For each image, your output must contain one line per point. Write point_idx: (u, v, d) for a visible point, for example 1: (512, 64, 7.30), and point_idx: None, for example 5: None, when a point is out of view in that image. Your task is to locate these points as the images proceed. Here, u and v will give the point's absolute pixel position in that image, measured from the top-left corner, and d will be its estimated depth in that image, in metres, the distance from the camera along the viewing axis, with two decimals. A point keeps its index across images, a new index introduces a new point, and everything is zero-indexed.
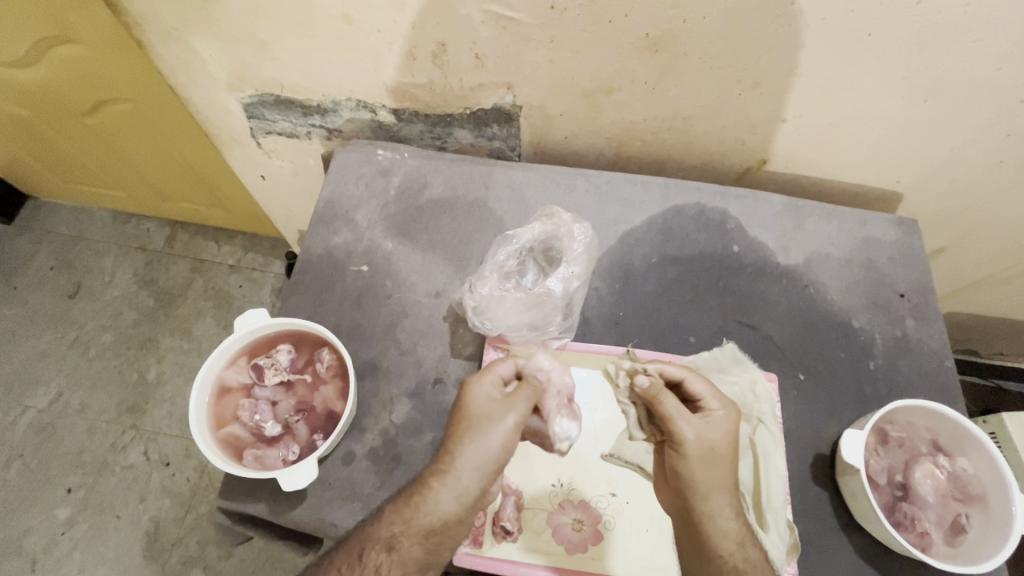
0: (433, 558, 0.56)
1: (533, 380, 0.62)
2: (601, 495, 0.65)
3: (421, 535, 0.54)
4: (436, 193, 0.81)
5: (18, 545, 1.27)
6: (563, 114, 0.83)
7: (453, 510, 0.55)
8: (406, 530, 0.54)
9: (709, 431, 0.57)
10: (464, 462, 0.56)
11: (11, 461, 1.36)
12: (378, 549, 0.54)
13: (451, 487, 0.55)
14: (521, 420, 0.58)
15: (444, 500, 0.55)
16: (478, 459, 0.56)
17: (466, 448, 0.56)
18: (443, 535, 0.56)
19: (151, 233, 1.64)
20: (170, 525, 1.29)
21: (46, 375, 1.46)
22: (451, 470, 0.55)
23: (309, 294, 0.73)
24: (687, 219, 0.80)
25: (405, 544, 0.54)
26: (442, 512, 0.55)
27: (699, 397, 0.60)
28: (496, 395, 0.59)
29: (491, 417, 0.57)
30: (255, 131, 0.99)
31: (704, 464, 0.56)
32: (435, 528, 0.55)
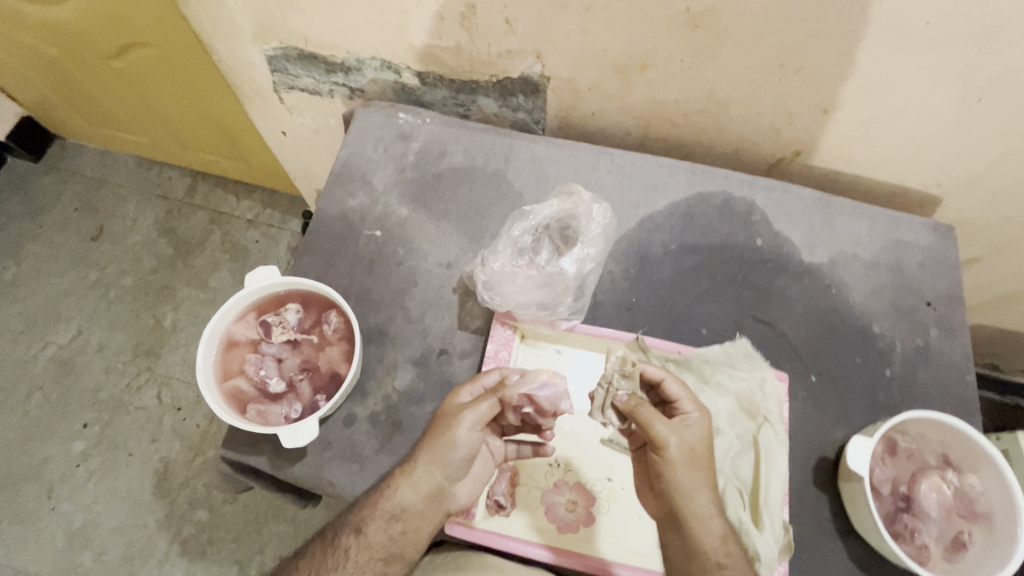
0: (398, 549, 0.57)
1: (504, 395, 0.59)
2: (597, 478, 0.64)
3: (385, 521, 0.57)
4: (455, 161, 0.79)
5: (37, 472, 1.33)
6: (592, 89, 0.80)
7: (413, 501, 0.57)
8: (371, 518, 0.57)
9: (688, 432, 0.55)
10: (423, 459, 0.58)
11: (31, 393, 1.41)
12: (348, 533, 0.57)
13: (410, 480, 0.57)
14: (478, 418, 0.58)
15: (402, 490, 0.57)
16: (439, 458, 0.58)
17: (427, 447, 0.58)
18: (406, 525, 0.57)
19: (173, 182, 1.66)
20: (180, 466, 1.34)
21: (67, 313, 1.50)
22: (411, 463, 0.58)
23: (320, 255, 0.73)
24: (711, 208, 0.77)
25: (370, 530, 0.56)
26: (401, 501, 0.57)
27: (675, 399, 0.57)
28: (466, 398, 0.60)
29: (451, 417, 0.59)
30: (278, 85, 0.98)
31: (691, 465, 0.53)
32: (398, 515, 0.57)
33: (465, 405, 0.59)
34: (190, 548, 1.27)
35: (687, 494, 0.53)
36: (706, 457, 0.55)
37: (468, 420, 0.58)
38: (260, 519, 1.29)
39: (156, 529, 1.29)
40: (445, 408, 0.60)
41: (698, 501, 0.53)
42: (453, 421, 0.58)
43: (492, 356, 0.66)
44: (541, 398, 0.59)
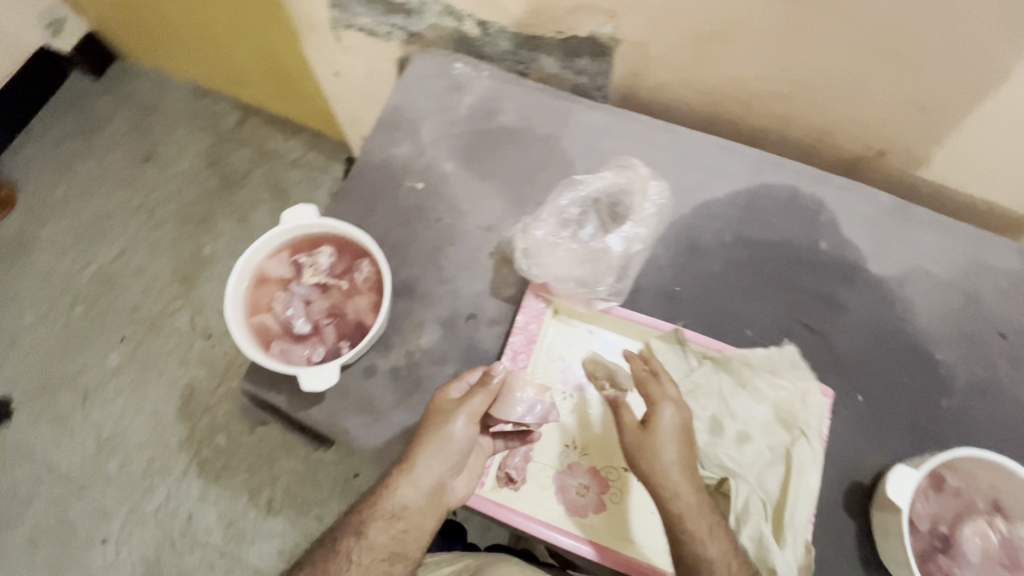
0: (400, 549, 0.55)
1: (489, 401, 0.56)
2: (613, 467, 0.61)
3: (386, 521, 0.55)
4: (507, 121, 0.75)
5: (74, 377, 1.40)
6: (663, 58, 0.74)
7: (414, 498, 0.55)
8: (372, 518, 0.55)
9: (656, 439, 0.53)
10: (423, 457, 0.55)
11: (75, 303, 1.47)
12: (350, 536, 0.55)
13: (410, 478, 0.55)
14: (469, 420, 0.55)
15: (402, 488, 0.55)
16: (439, 458, 0.55)
17: (424, 448, 0.55)
18: (407, 523, 0.55)
19: (223, 113, 1.66)
20: (205, 391, 1.39)
21: (113, 230, 1.54)
22: (410, 461, 0.55)
23: (359, 201, 0.71)
24: (774, 201, 0.72)
25: (372, 530, 0.55)
26: (402, 498, 0.55)
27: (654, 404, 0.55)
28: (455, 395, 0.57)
29: (445, 415, 0.56)
30: (336, 22, 0.95)
31: (659, 470, 0.52)
32: (399, 513, 0.55)
33: (454, 403, 0.56)
34: (208, 470, 1.33)
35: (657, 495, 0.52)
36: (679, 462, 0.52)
37: (466, 420, 0.55)
38: (274, 453, 1.34)
39: (177, 448, 1.34)
40: (437, 404, 0.56)
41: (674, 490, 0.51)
42: (449, 420, 0.55)
43: (522, 328, 0.63)
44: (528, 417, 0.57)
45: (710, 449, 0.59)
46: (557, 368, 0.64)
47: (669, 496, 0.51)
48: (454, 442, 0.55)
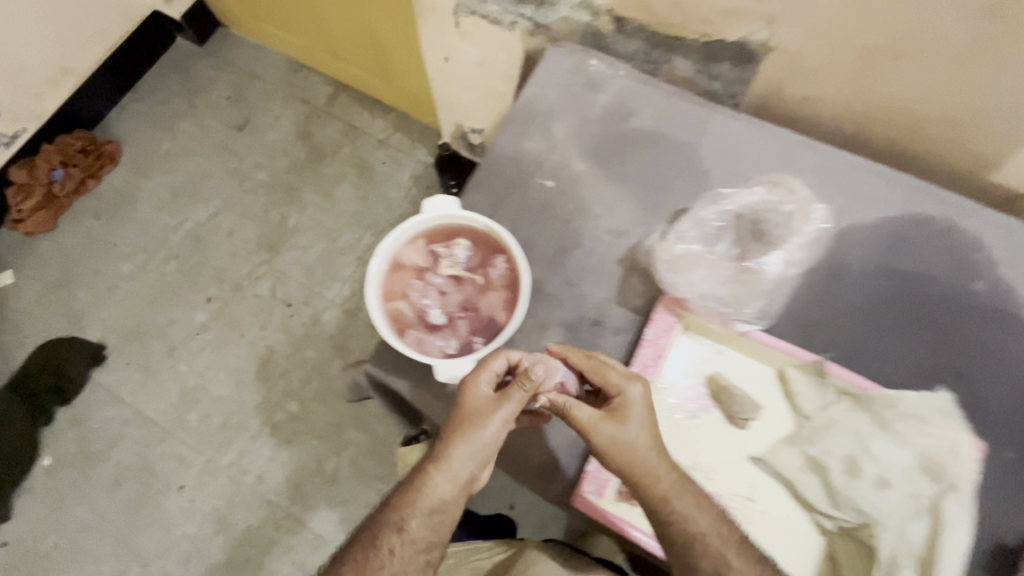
0: (439, 538, 0.57)
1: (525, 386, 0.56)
2: (736, 495, 0.59)
3: (426, 515, 0.56)
4: (643, 123, 0.73)
5: (163, 330, 1.47)
6: (818, 69, 0.70)
7: (450, 490, 0.56)
8: (412, 514, 0.56)
9: (625, 425, 0.54)
10: (458, 454, 0.56)
11: (168, 259, 1.54)
12: (391, 532, 0.56)
13: (444, 474, 0.56)
14: (512, 415, 0.55)
15: (438, 485, 0.56)
16: (472, 456, 0.55)
17: (459, 444, 0.56)
18: (444, 514, 0.56)
19: (316, 88, 1.70)
20: (282, 357, 1.44)
21: (207, 193, 1.60)
22: (444, 458, 0.55)
23: (489, 194, 0.70)
24: (926, 232, 0.67)
25: (413, 525, 0.56)
26: (439, 492, 0.56)
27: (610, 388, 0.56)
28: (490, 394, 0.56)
29: (481, 414, 0.55)
30: (460, 8, 0.94)
31: (634, 454, 0.54)
32: (438, 508, 0.56)
33: (490, 403, 0.56)
34: (280, 433, 1.38)
35: (633, 478, 0.54)
36: (649, 444, 0.54)
37: (500, 416, 0.55)
38: (343, 424, 1.38)
39: (253, 408, 1.40)
40: (468, 404, 0.56)
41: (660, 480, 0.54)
42: (484, 422, 0.55)
43: (652, 341, 0.62)
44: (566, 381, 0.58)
45: (847, 490, 0.57)
46: (683, 385, 0.62)
47: (652, 490, 0.53)
48: (487, 439, 0.55)
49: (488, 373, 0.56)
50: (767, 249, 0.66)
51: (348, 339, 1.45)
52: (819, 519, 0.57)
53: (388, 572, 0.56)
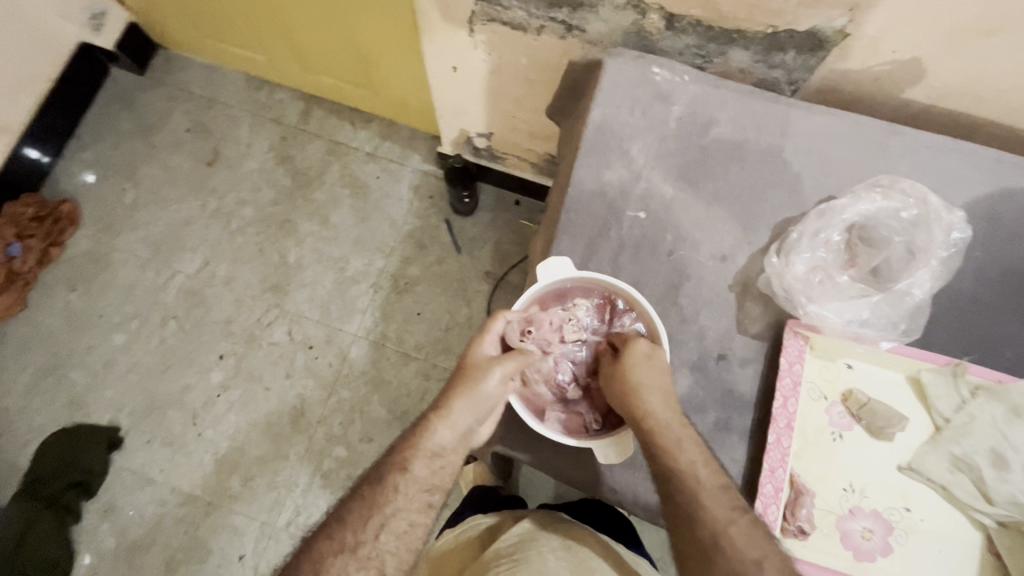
0: (440, 483, 0.57)
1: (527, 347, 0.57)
2: (894, 508, 0.59)
3: (428, 458, 0.57)
4: (724, 133, 0.68)
5: (180, 398, 1.37)
6: (897, 51, 0.67)
7: (450, 440, 0.57)
8: (413, 456, 0.57)
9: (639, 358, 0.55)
10: (458, 405, 0.56)
11: (166, 321, 1.41)
12: (394, 472, 0.57)
13: (447, 422, 0.56)
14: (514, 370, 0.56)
15: (440, 433, 0.56)
16: (474, 408, 0.56)
17: (460, 395, 0.56)
18: (445, 460, 0.57)
19: (285, 105, 1.55)
20: (317, 403, 1.36)
21: (191, 241, 1.46)
22: (445, 406, 0.56)
23: (581, 237, 0.65)
24: (1019, 207, 0.67)
25: (415, 466, 0.57)
26: (440, 439, 0.57)
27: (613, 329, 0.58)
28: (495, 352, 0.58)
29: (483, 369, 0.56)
30: (477, 16, 0.85)
31: (645, 386, 0.54)
32: (438, 453, 0.57)
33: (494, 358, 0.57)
34: (332, 481, 1.32)
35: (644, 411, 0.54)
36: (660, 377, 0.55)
37: (501, 371, 0.56)
38: None
39: (297, 462, 1.33)
40: (472, 359, 0.57)
41: (662, 425, 0.54)
42: (485, 377, 0.56)
43: (788, 371, 0.60)
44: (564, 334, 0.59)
45: (1000, 486, 0.57)
46: (822, 408, 0.61)
47: (657, 427, 0.54)
48: (489, 394, 0.56)
49: (493, 334, 0.58)
50: (907, 264, 0.62)
51: (381, 371, 1.38)
52: (974, 515, 0.58)
53: (392, 509, 0.56)
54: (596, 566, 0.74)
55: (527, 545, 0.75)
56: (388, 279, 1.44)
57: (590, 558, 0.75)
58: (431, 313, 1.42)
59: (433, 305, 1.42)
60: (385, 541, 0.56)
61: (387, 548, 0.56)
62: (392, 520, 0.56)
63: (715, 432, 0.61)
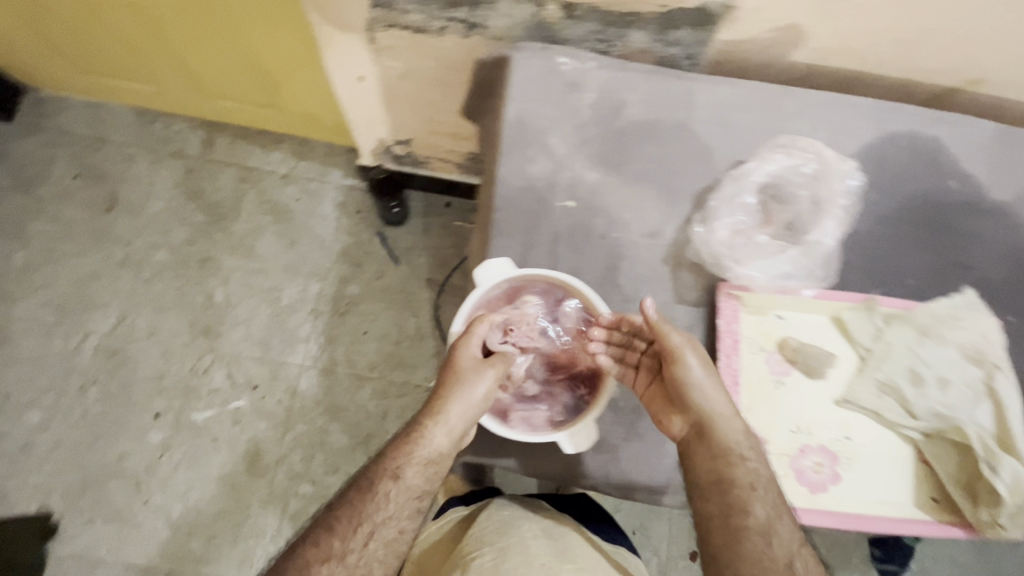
0: (433, 488, 0.57)
1: (504, 351, 0.58)
2: (836, 438, 0.64)
3: (421, 465, 0.56)
4: (636, 114, 0.70)
5: (118, 467, 1.26)
6: (777, 19, 0.72)
7: (446, 444, 0.57)
8: (407, 463, 0.56)
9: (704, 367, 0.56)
10: (454, 410, 0.56)
11: (86, 388, 1.29)
12: (385, 480, 0.56)
13: (444, 428, 0.56)
14: (499, 375, 0.57)
15: (438, 438, 0.56)
16: (466, 412, 0.56)
17: (455, 401, 0.56)
18: (439, 466, 0.57)
19: (184, 136, 1.45)
20: (272, 444, 1.30)
21: (101, 296, 1.34)
22: (440, 414, 0.56)
23: (516, 234, 0.66)
24: (901, 148, 0.74)
25: (408, 474, 0.56)
26: (437, 446, 0.57)
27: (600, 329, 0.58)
28: (478, 358, 0.57)
29: (471, 376, 0.56)
30: (376, 23, 0.83)
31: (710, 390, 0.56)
32: (433, 458, 0.57)
33: (476, 364, 0.56)
34: (302, 521, 1.26)
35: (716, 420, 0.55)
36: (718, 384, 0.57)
37: (490, 376, 0.56)
38: None
39: (261, 508, 1.26)
40: (457, 367, 0.56)
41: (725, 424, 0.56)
42: (475, 381, 0.56)
43: (727, 330, 0.64)
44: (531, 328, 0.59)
45: (921, 400, 0.63)
46: (762, 359, 0.65)
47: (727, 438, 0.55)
48: (477, 398, 0.56)
49: (476, 336, 0.56)
50: (816, 215, 0.68)
51: (336, 398, 1.33)
52: (903, 432, 0.64)
53: (381, 517, 0.55)
54: (579, 553, 0.77)
55: (511, 532, 0.78)
56: (328, 302, 1.39)
57: (573, 547, 0.78)
58: (378, 330, 1.38)
59: (379, 321, 1.38)
60: (373, 549, 0.54)
61: (377, 557, 0.54)
62: (381, 527, 0.55)
63: None
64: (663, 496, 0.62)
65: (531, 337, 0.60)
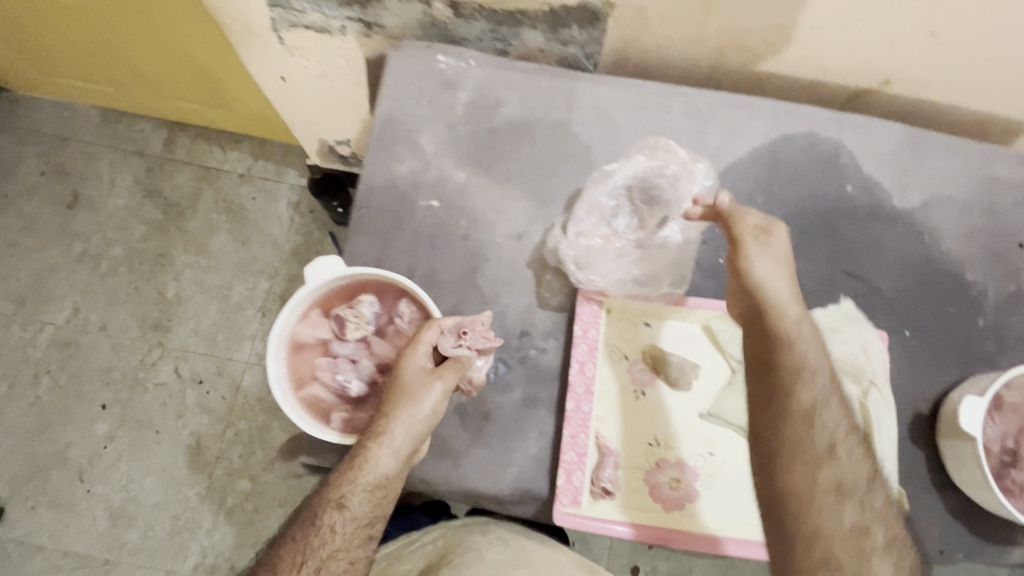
0: (381, 511, 0.54)
1: (457, 359, 0.56)
2: (698, 454, 0.61)
3: (367, 491, 0.52)
4: (512, 113, 0.69)
5: (64, 456, 1.29)
6: (662, 16, 0.69)
7: (393, 467, 0.53)
8: (350, 491, 0.52)
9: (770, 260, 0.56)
10: (397, 429, 0.53)
11: (39, 377, 1.33)
12: (329, 510, 0.52)
13: (387, 448, 0.52)
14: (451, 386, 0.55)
15: (383, 461, 0.52)
16: (411, 429, 0.53)
17: (399, 416, 0.53)
18: (388, 490, 0.53)
19: (147, 136, 1.49)
20: (213, 440, 1.31)
21: (58, 290, 1.38)
22: (385, 432, 0.52)
23: (375, 233, 0.65)
24: (796, 151, 0.70)
25: (354, 502, 0.52)
26: (382, 468, 0.52)
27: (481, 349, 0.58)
28: (428, 365, 0.55)
29: (416, 390, 0.53)
30: (278, 23, 0.83)
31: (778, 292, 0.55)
32: (379, 483, 0.52)
33: (429, 372, 0.54)
34: (239, 517, 1.27)
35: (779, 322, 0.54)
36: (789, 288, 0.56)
37: (440, 387, 0.54)
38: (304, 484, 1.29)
39: (199, 502, 1.28)
40: (403, 378, 0.54)
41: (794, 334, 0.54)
42: (425, 391, 0.53)
43: (582, 337, 0.62)
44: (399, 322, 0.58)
45: None
46: (624, 368, 0.63)
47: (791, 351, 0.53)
48: (426, 408, 0.53)
49: (425, 342, 0.55)
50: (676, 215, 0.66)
51: None
52: None
53: (327, 551, 0.52)
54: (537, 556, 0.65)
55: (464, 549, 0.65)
56: (276, 300, 1.40)
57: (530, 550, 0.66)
58: None
59: None
60: None
61: None
62: (328, 562, 0.51)
63: (522, 408, 0.61)
64: (508, 505, 0.60)
65: (487, 339, 0.57)
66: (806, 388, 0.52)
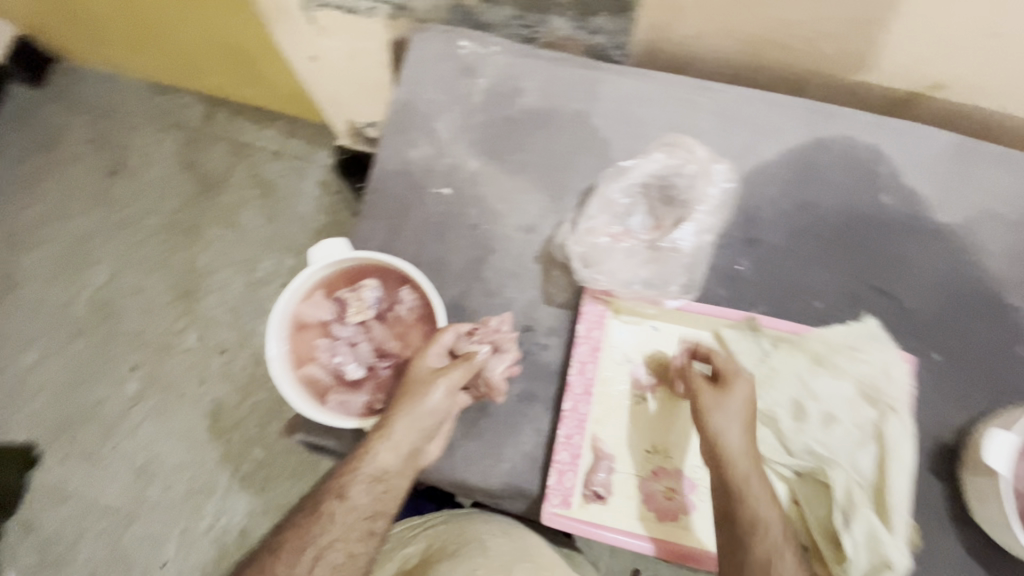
0: (383, 508, 0.53)
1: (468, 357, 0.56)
2: (697, 465, 0.59)
3: (368, 484, 0.52)
4: (531, 103, 0.67)
5: (95, 412, 1.36)
6: (695, 8, 0.66)
7: (394, 462, 0.53)
8: (351, 482, 0.52)
9: (732, 415, 0.53)
10: (400, 423, 0.53)
11: (76, 335, 1.40)
12: (331, 499, 0.53)
13: (388, 444, 0.52)
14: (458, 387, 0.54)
15: (382, 455, 0.52)
16: (416, 425, 0.53)
17: (401, 411, 0.53)
18: (389, 485, 0.53)
19: (187, 109, 1.53)
20: (232, 408, 1.36)
21: (98, 253, 1.45)
22: (387, 426, 0.53)
23: (385, 218, 0.65)
24: (830, 155, 0.66)
25: (354, 493, 0.52)
26: (382, 463, 0.53)
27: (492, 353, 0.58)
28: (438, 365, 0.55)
29: (424, 390, 0.54)
30: (307, 3, 0.82)
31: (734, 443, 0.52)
32: (379, 477, 0.53)
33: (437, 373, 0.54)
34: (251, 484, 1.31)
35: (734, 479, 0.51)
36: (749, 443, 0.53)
37: (446, 385, 0.53)
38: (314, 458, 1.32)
39: (215, 466, 1.33)
40: (413, 376, 0.54)
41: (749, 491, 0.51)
42: (425, 390, 0.53)
43: (584, 337, 0.60)
44: (400, 309, 0.59)
45: (796, 435, 0.58)
46: (626, 371, 0.62)
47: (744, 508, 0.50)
48: (431, 406, 0.53)
49: (440, 343, 0.55)
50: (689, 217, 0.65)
51: None
52: (775, 468, 0.59)
53: (326, 540, 0.52)
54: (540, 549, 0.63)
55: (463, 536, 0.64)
56: None
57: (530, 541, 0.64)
58: None
59: None
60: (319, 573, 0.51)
61: None
62: (327, 551, 0.52)
63: (519, 404, 0.60)
64: (497, 499, 0.59)
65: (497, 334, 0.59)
66: (761, 542, 0.49)
